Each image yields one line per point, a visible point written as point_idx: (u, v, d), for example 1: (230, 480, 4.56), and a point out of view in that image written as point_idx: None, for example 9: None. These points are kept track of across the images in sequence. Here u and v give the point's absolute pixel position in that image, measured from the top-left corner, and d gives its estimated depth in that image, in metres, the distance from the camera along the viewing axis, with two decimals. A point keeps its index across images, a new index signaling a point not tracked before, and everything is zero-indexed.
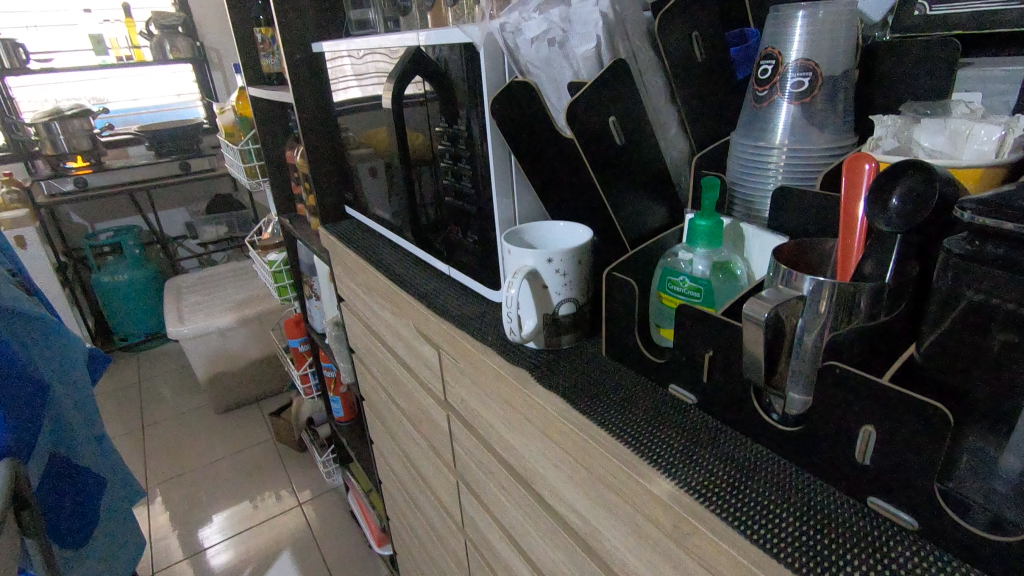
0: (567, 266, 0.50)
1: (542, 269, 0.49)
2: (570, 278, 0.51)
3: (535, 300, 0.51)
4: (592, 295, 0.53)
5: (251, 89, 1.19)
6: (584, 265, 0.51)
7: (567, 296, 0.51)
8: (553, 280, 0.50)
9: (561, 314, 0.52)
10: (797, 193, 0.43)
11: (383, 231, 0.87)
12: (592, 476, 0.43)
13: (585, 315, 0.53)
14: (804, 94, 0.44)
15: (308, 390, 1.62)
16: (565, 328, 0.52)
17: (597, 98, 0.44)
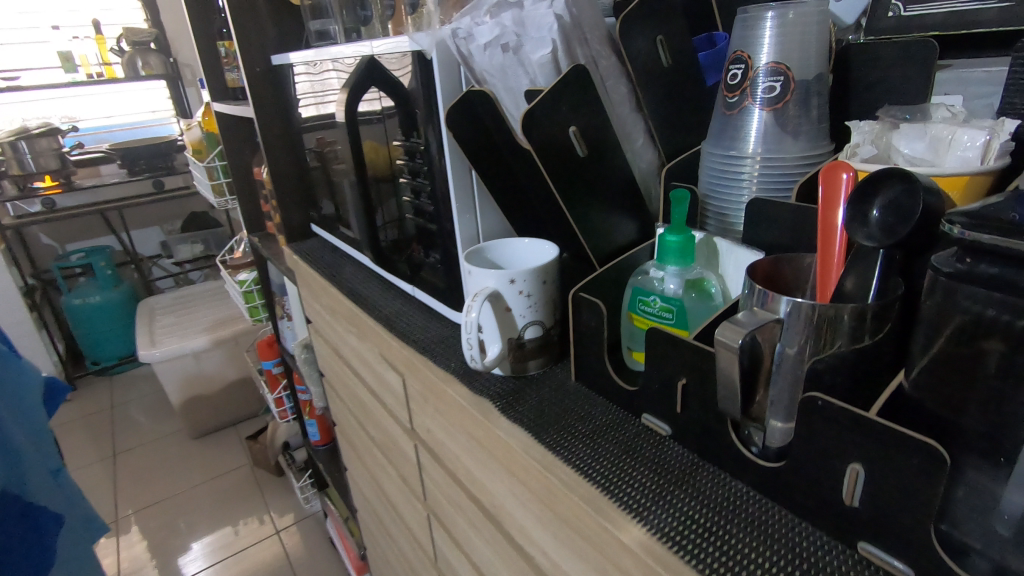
0: (532, 287, 0.46)
1: (505, 291, 0.46)
2: (536, 300, 0.47)
3: (498, 324, 0.47)
4: (560, 317, 0.50)
5: (216, 105, 1.15)
6: (550, 286, 0.48)
7: (533, 319, 0.48)
8: (517, 303, 0.47)
9: (527, 339, 0.48)
10: (772, 205, 0.40)
11: (348, 249, 0.83)
12: (559, 515, 0.40)
13: (552, 339, 0.50)
14: (776, 100, 0.41)
15: (284, 413, 1.56)
16: (531, 354, 0.49)
17: (557, 107, 0.41)
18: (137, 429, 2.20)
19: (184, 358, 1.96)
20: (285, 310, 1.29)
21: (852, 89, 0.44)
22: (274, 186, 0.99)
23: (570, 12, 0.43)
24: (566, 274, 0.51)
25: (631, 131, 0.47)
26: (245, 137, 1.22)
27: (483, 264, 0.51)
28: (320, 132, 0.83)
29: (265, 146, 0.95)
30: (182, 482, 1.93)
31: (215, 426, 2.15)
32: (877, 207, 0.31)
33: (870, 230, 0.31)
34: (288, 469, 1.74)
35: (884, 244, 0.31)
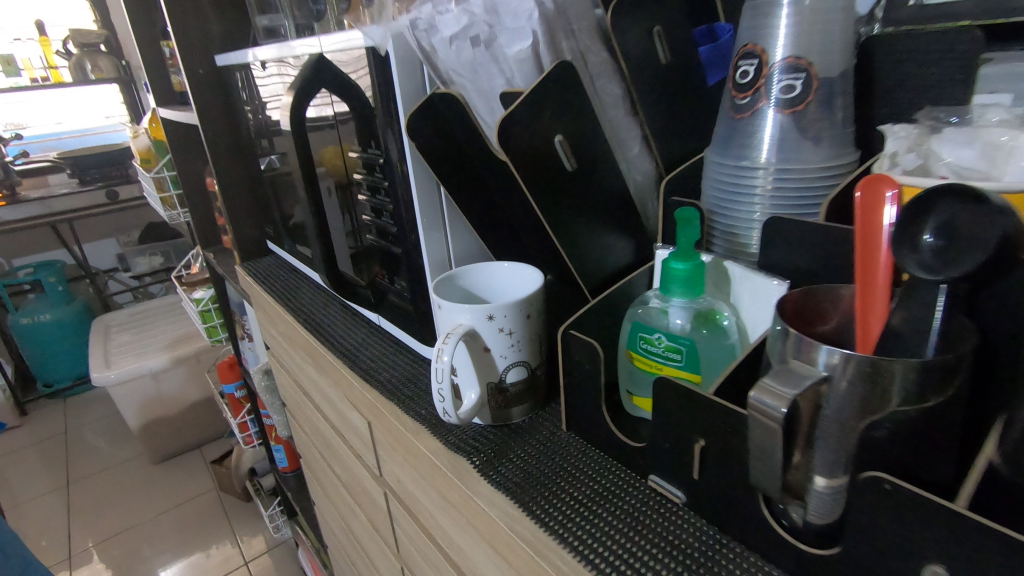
0: (514, 323, 0.40)
1: (482, 330, 0.39)
2: (520, 338, 0.40)
3: (476, 367, 0.40)
4: (546, 354, 0.43)
5: (162, 110, 1.05)
6: (535, 319, 0.41)
7: (517, 360, 0.41)
8: (498, 342, 0.40)
9: (509, 382, 0.41)
10: (794, 226, 0.34)
11: (307, 269, 0.75)
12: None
13: (539, 382, 0.43)
14: (796, 101, 0.35)
15: (248, 438, 1.47)
16: (515, 400, 0.42)
17: (538, 112, 0.34)
18: (93, 454, 2.06)
19: (141, 379, 1.83)
20: (244, 330, 1.20)
21: (878, 87, 0.38)
22: (225, 199, 0.90)
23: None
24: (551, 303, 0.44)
25: (625, 136, 0.40)
26: (195, 145, 1.12)
27: (456, 295, 0.44)
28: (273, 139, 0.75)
29: (213, 155, 0.86)
30: (140, 510, 1.79)
31: (178, 449, 2.03)
32: (929, 230, 0.25)
33: (922, 254, 0.25)
34: (255, 496, 1.64)
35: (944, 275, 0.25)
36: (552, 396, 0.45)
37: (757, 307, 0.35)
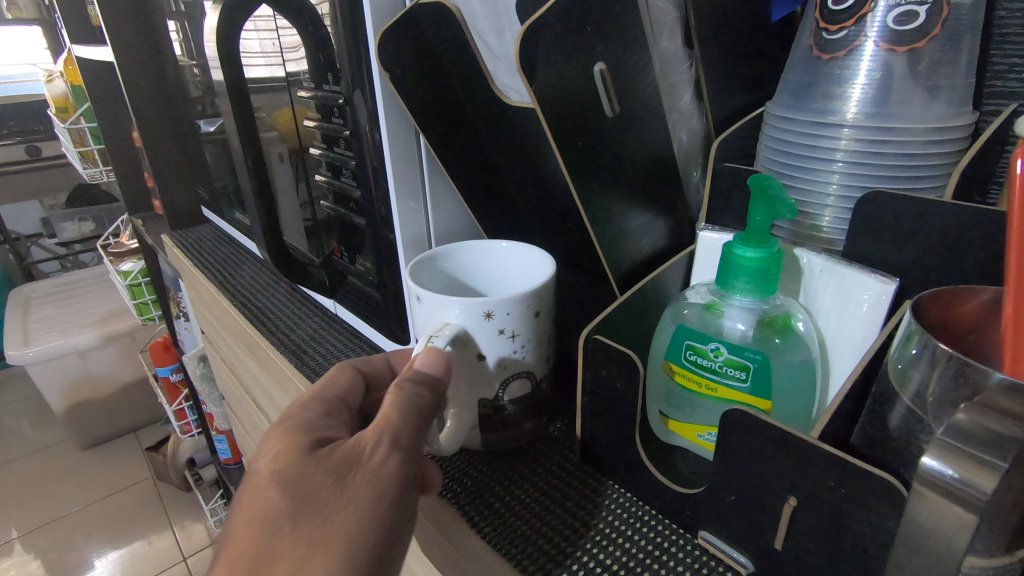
0: (519, 324, 0.30)
1: (477, 331, 0.29)
2: (525, 342, 0.31)
3: (467, 378, 0.30)
4: (551, 362, 0.34)
5: (78, 46, 0.88)
6: (544, 318, 0.31)
7: (519, 371, 0.31)
8: (497, 347, 0.30)
9: (508, 399, 0.32)
10: (904, 206, 0.25)
11: (250, 243, 0.63)
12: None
13: (542, 398, 0.34)
14: (917, 34, 0.25)
15: (187, 428, 1.33)
16: (513, 421, 0.33)
17: (573, 27, 0.24)
18: (9, 439, 1.84)
19: (65, 358, 1.64)
20: (179, 309, 1.05)
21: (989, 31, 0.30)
22: (150, 155, 0.76)
23: None
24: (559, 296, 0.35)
25: (670, 81, 0.30)
26: (120, 92, 0.96)
27: (436, 283, 0.34)
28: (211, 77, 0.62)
29: (137, 101, 0.72)
30: (63, 501, 1.61)
31: (110, 435, 1.84)
32: None
33: None
34: (194, 488, 1.50)
35: None
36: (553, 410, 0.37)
37: (844, 312, 0.27)
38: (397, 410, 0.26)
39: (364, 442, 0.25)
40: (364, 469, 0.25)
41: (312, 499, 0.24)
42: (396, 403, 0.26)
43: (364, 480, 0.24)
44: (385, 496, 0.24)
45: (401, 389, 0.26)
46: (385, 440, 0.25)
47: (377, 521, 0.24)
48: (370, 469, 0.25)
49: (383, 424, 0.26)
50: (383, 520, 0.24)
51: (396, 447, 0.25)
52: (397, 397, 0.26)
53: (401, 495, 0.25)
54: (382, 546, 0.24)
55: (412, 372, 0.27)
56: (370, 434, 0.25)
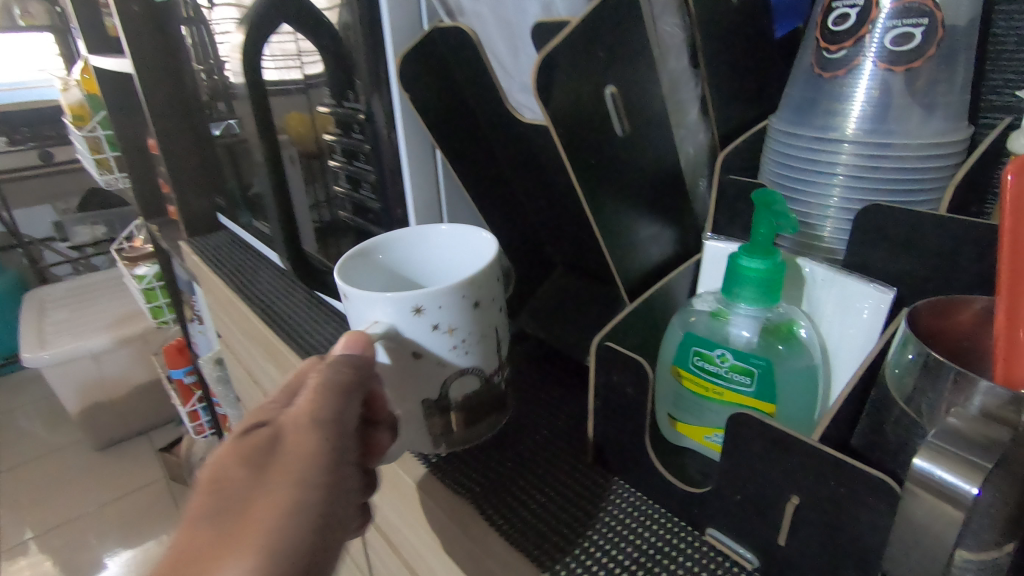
0: (455, 320, 0.31)
1: (414, 329, 0.31)
2: (467, 336, 0.32)
3: (407, 375, 0.32)
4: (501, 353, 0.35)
5: (96, 58, 0.91)
6: (484, 311, 0.33)
7: (463, 368, 0.33)
8: (435, 342, 0.31)
9: (454, 393, 0.33)
10: (900, 220, 0.27)
11: (268, 250, 0.65)
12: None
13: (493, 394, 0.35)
14: (911, 55, 0.27)
15: (201, 429, 1.35)
16: (464, 414, 0.34)
17: (587, 52, 0.25)
18: (25, 441, 1.87)
19: (79, 361, 1.66)
20: (193, 313, 1.07)
21: None
22: (168, 162, 0.77)
23: None
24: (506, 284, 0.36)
25: (679, 98, 0.32)
26: (135, 101, 0.98)
27: (379, 278, 0.35)
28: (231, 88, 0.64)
29: (155, 111, 0.74)
30: (78, 503, 1.64)
31: (123, 436, 1.87)
32: None
33: None
34: None
35: None
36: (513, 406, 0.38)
37: (845, 319, 0.28)
38: (314, 390, 0.25)
39: (290, 423, 0.24)
40: (285, 452, 0.23)
41: (232, 489, 0.22)
42: (318, 382, 0.25)
43: (283, 461, 0.23)
44: (309, 478, 0.22)
45: (326, 366, 0.26)
46: (307, 421, 0.23)
47: (304, 499, 0.22)
48: (292, 449, 0.23)
49: (303, 404, 0.24)
50: (311, 506, 0.22)
51: (327, 424, 0.24)
52: (316, 375, 0.25)
53: (331, 472, 0.23)
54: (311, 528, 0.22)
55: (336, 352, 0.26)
56: (291, 414, 0.24)
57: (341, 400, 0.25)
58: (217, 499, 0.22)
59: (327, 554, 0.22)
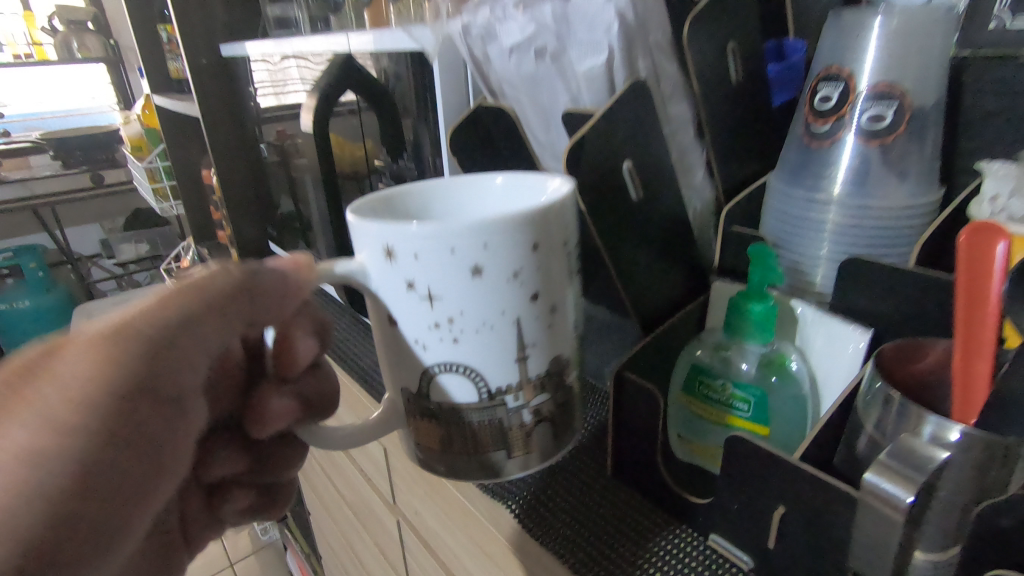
0: (438, 282, 0.25)
1: (396, 286, 0.26)
2: (458, 315, 0.26)
3: (390, 346, 0.29)
4: (524, 359, 0.28)
5: (159, 98, 0.99)
6: (490, 286, 0.25)
7: (449, 357, 0.27)
8: (412, 307, 0.26)
9: (436, 388, 0.28)
10: (876, 272, 0.31)
11: (316, 277, 0.72)
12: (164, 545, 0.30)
13: (510, 419, 0.29)
14: (882, 133, 0.32)
15: None
16: (440, 416, 0.29)
17: (609, 133, 0.31)
18: None
19: None
20: None
21: (963, 117, 0.36)
22: (224, 194, 0.85)
23: (636, 8, 0.30)
24: (556, 287, 0.27)
25: (689, 160, 0.37)
26: (192, 136, 1.07)
27: None
28: (285, 126, 0.72)
29: (215, 150, 0.81)
30: None
31: None
32: None
33: None
34: None
35: None
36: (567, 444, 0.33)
37: (832, 355, 0.33)
38: (158, 302, 0.22)
39: (90, 344, 0.21)
40: (56, 369, 0.21)
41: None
42: (174, 297, 0.23)
43: (55, 379, 0.20)
44: (81, 424, 0.20)
45: (217, 271, 0.24)
46: (106, 361, 0.21)
47: (69, 440, 0.20)
48: (61, 373, 0.20)
49: (126, 331, 0.21)
50: (58, 451, 0.20)
51: (119, 378, 0.21)
52: (182, 290, 0.23)
53: (103, 412, 0.21)
54: (64, 478, 0.20)
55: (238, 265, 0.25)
56: (106, 334, 0.21)
57: (179, 339, 0.22)
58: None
59: (95, 508, 0.21)
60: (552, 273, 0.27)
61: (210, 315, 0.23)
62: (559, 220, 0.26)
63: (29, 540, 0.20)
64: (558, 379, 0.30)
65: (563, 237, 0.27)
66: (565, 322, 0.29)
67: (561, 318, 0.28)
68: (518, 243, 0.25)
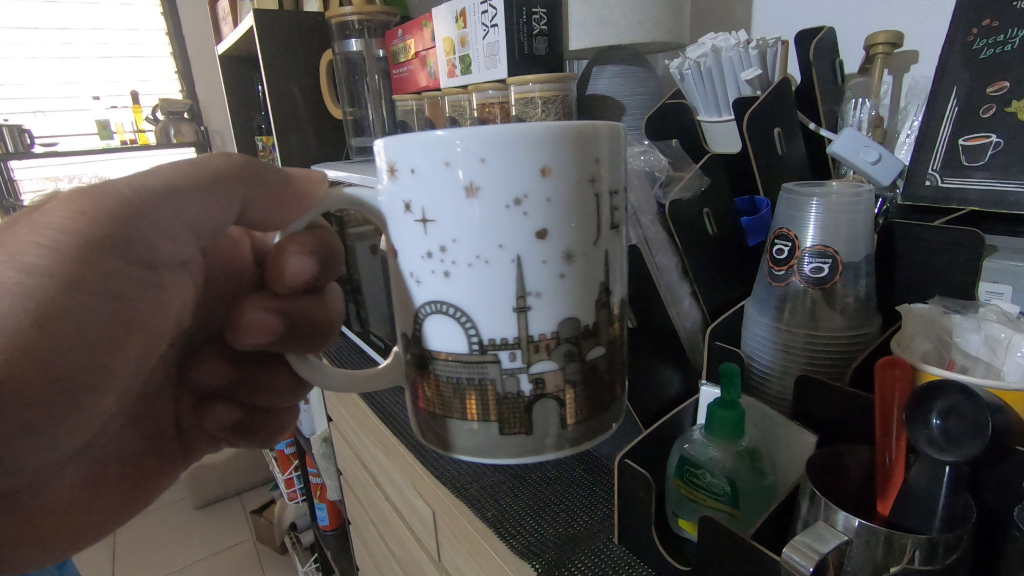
0: (433, 203, 0.29)
1: (401, 209, 0.31)
2: (451, 240, 0.30)
3: (398, 292, 0.34)
4: (515, 295, 0.30)
5: None
6: (483, 208, 0.29)
7: (444, 290, 0.31)
8: (413, 228, 0.31)
9: (432, 329, 0.32)
10: (820, 390, 0.40)
11: (380, 357, 0.85)
12: (165, 431, 0.47)
13: (508, 381, 0.31)
14: (822, 281, 0.42)
15: (294, 495, 1.61)
16: (434, 362, 0.33)
17: None
18: None
19: None
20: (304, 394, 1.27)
21: (897, 259, 0.45)
22: None
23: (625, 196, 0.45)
24: (566, 231, 0.29)
25: (676, 293, 0.48)
26: None
27: None
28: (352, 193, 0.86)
29: None
30: (179, 555, 1.80)
31: (217, 496, 2.06)
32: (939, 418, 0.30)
33: (935, 438, 0.30)
34: (293, 551, 1.65)
35: (951, 457, 0.30)
36: (595, 435, 0.35)
37: (791, 452, 0.41)
38: (172, 171, 0.34)
39: (82, 195, 0.31)
40: (52, 208, 0.31)
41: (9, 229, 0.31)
42: (168, 172, 0.33)
43: (39, 226, 0.30)
44: (63, 248, 0.30)
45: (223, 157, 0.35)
46: (94, 206, 0.31)
47: (59, 256, 0.30)
48: (43, 215, 0.31)
49: (123, 184, 0.32)
50: (44, 273, 0.30)
51: (102, 213, 0.31)
52: (182, 164, 0.34)
53: (75, 242, 0.31)
54: (56, 286, 0.31)
55: (243, 158, 0.36)
56: (103, 186, 0.32)
57: (165, 196, 0.33)
58: (11, 225, 0.31)
59: (58, 325, 0.31)
60: (561, 212, 0.29)
61: (195, 185, 0.34)
62: (578, 153, 0.29)
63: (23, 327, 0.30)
64: (568, 341, 0.31)
65: (584, 174, 0.29)
66: (579, 275, 0.30)
67: (576, 267, 0.30)
68: (517, 169, 0.28)
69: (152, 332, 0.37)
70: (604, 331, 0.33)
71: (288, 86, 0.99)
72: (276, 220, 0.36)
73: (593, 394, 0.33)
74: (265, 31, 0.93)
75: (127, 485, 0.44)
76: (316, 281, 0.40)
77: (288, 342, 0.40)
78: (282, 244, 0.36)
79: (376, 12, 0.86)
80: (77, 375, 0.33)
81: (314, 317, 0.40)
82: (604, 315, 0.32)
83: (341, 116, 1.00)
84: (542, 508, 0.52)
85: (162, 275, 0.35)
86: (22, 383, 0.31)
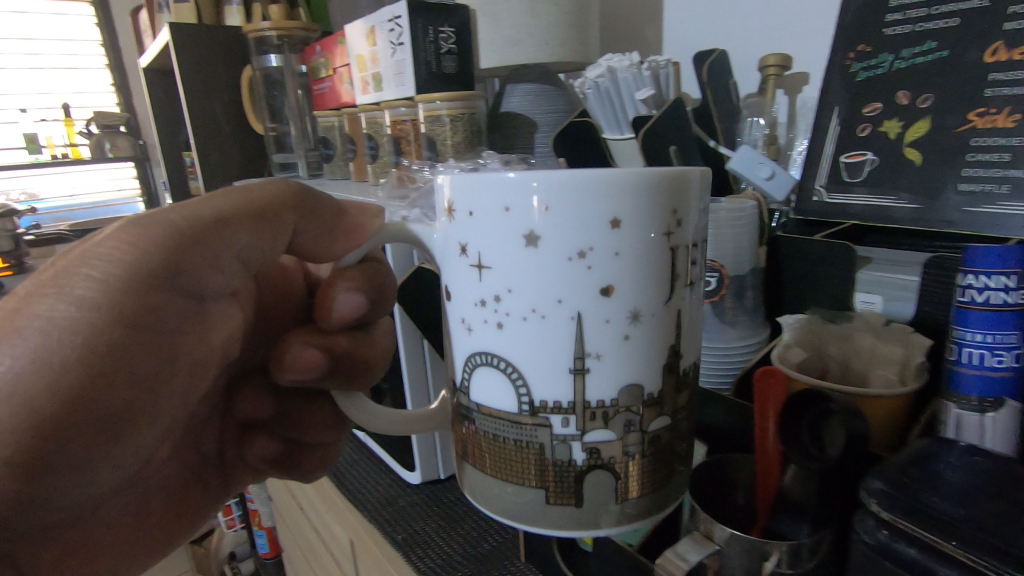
0: (491, 248, 0.26)
1: (456, 251, 0.28)
2: (506, 289, 0.26)
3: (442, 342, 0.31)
4: (570, 355, 0.26)
5: None
6: (545, 256, 0.25)
7: (492, 342, 0.27)
8: (466, 274, 0.28)
9: (473, 385, 0.29)
10: (708, 399, 0.41)
11: None
12: (208, 457, 0.47)
13: (557, 449, 0.27)
14: (711, 294, 0.43)
15: (231, 522, 1.54)
16: (480, 424, 0.29)
17: None
18: None
19: None
20: None
21: (781, 271, 0.47)
22: None
23: None
24: (638, 287, 0.26)
25: None
26: None
27: None
28: None
29: None
30: None
31: None
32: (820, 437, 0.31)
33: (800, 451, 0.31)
34: None
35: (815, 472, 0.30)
36: (663, 508, 0.30)
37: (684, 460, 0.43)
38: (216, 199, 0.31)
39: (132, 225, 0.30)
40: (99, 240, 0.30)
41: (62, 261, 0.30)
42: (213, 201, 0.31)
43: (95, 259, 0.29)
44: (114, 281, 0.29)
45: (278, 183, 0.33)
46: (142, 236, 0.29)
47: (108, 290, 0.29)
48: (90, 246, 0.29)
49: (175, 214, 0.30)
50: (95, 309, 0.29)
51: None
52: (231, 192, 0.32)
53: (122, 275, 0.29)
54: (109, 323, 0.30)
55: (294, 184, 0.34)
56: (148, 217, 0.30)
57: (213, 228, 0.31)
58: (65, 255, 0.30)
59: (113, 363, 0.30)
60: (633, 268, 0.25)
61: (243, 214, 0.31)
62: (659, 196, 0.25)
63: (81, 362, 0.29)
64: (630, 410, 0.27)
65: (662, 224, 0.25)
66: (649, 335, 0.27)
67: (644, 328, 0.26)
68: (585, 216, 0.25)
69: (196, 363, 0.35)
70: (670, 399, 0.28)
71: (210, 103, 0.96)
72: (326, 250, 0.34)
73: (663, 466, 0.29)
74: (184, 46, 0.91)
75: (168, 514, 0.44)
76: (364, 317, 0.37)
77: (332, 377, 0.37)
78: (330, 277, 0.34)
79: (297, 28, 0.86)
80: (126, 409, 0.32)
81: (360, 356, 0.38)
82: (672, 380, 0.28)
83: (263, 131, 0.98)
84: (456, 529, 0.51)
85: (211, 308, 0.34)
86: (73, 427, 0.30)
